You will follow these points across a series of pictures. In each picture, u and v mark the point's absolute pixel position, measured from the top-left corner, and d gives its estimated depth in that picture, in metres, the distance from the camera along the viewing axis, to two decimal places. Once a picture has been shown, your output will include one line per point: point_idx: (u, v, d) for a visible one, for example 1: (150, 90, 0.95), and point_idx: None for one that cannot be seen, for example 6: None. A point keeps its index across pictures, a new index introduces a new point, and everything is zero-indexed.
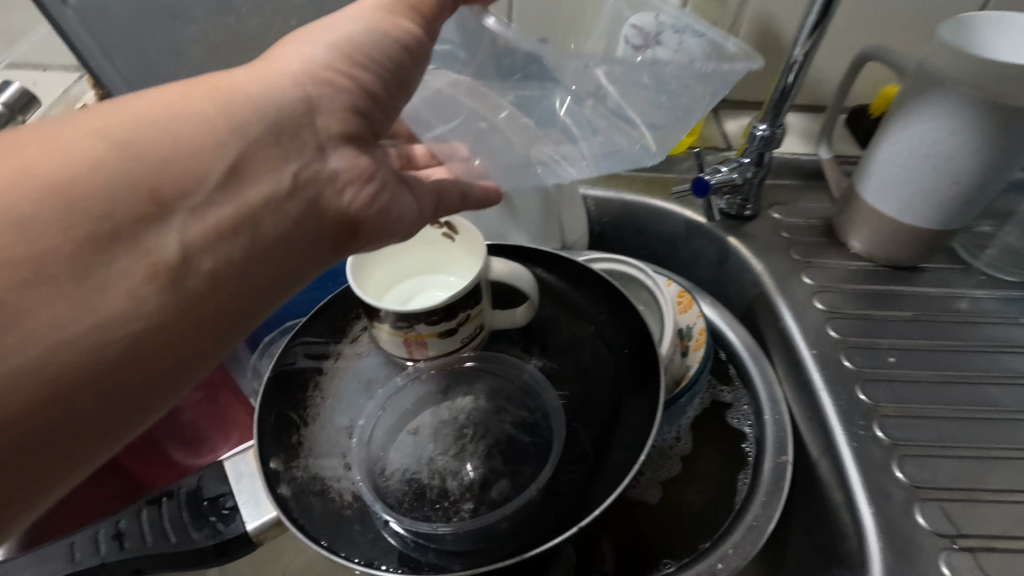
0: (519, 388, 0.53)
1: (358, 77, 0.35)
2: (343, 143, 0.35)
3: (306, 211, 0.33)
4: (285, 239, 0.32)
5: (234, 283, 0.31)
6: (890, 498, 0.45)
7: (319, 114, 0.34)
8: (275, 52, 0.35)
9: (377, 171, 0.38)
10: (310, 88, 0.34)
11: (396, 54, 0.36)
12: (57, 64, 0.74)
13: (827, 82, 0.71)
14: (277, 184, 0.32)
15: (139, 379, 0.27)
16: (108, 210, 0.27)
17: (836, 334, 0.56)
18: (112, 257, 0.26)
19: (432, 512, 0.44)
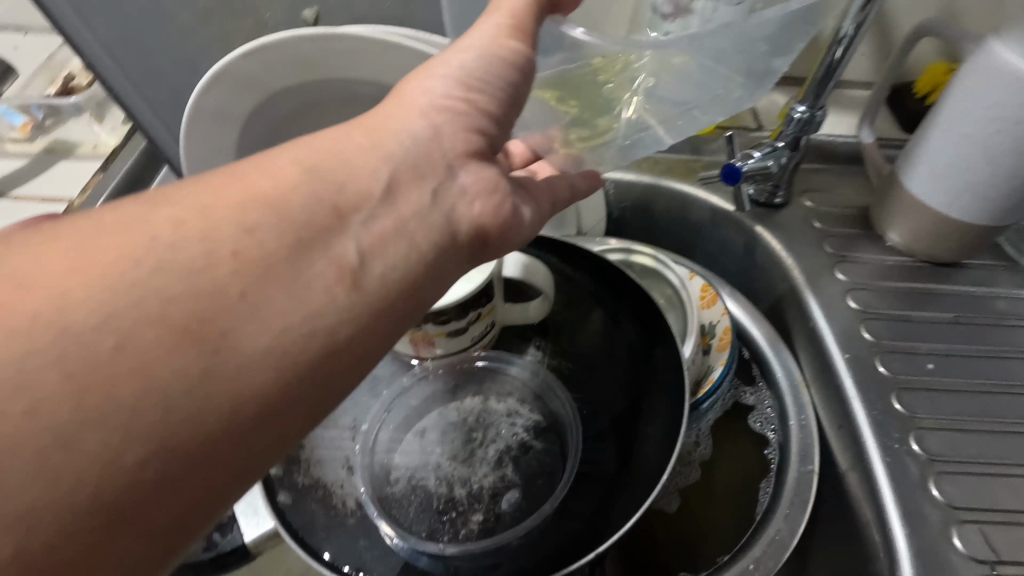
0: (530, 389, 0.50)
1: (469, 99, 0.32)
2: (467, 160, 0.31)
3: (446, 232, 0.30)
4: (431, 266, 0.29)
5: (391, 307, 0.27)
6: (926, 522, 0.42)
7: (445, 138, 0.31)
8: (402, 90, 0.32)
9: (501, 182, 0.33)
10: (435, 119, 0.31)
11: (503, 73, 0.32)
12: (39, 26, 0.69)
13: (870, 56, 0.64)
14: (422, 187, 0.29)
15: (301, 405, 0.25)
16: (306, 228, 0.26)
17: (870, 337, 0.52)
18: (306, 266, 0.25)
19: (440, 523, 0.42)
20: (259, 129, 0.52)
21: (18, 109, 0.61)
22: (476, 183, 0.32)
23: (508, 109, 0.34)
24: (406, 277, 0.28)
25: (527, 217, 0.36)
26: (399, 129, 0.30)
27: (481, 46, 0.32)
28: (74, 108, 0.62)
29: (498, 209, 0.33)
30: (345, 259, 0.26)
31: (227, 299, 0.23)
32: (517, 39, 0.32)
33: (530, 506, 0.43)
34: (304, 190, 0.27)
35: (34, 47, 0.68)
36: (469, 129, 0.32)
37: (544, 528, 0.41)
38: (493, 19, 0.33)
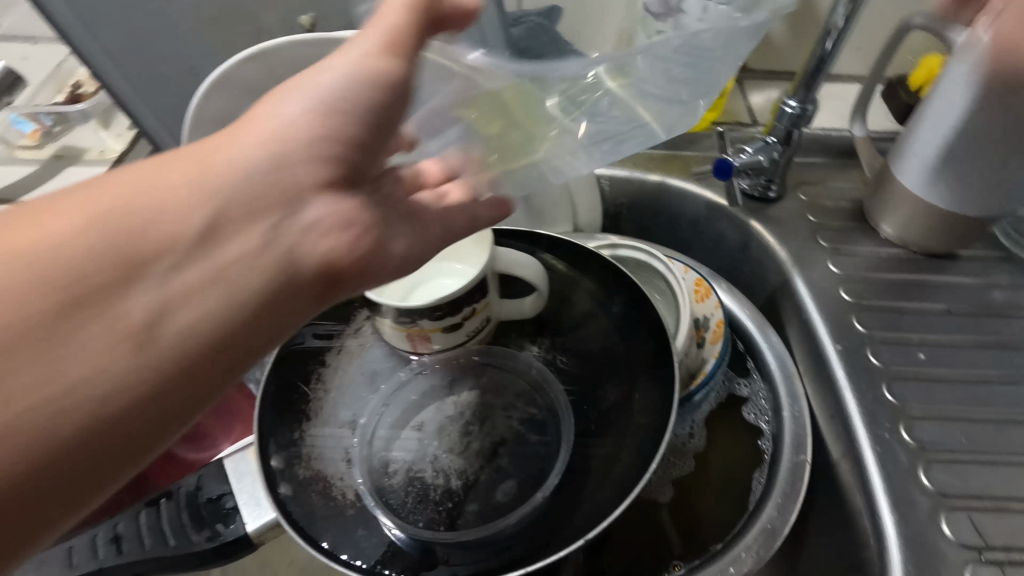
0: (526, 383, 0.51)
1: (306, 132, 0.30)
2: (320, 191, 0.31)
3: (302, 265, 0.30)
4: (273, 290, 0.30)
5: (234, 323, 0.29)
6: (915, 508, 0.43)
7: (297, 163, 0.30)
8: (251, 113, 0.31)
9: (361, 214, 0.32)
10: (287, 138, 0.30)
11: (361, 102, 0.31)
12: (48, 36, 0.70)
13: (862, 50, 0.64)
14: (303, 193, 0.30)
15: (174, 406, 0.27)
16: (182, 250, 0.28)
17: (862, 328, 0.53)
18: (138, 288, 0.27)
19: (437, 513, 0.43)
20: None
21: (26, 116, 0.61)
22: (345, 220, 0.31)
23: (368, 137, 0.33)
24: (264, 295, 0.29)
25: (411, 244, 0.37)
26: (246, 160, 0.29)
27: (341, 74, 0.31)
28: (82, 115, 0.62)
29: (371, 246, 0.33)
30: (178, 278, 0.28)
31: (52, 310, 0.25)
32: (391, 62, 0.32)
33: (525, 496, 0.44)
34: (180, 204, 0.28)
35: (42, 56, 0.69)
36: (317, 158, 0.31)
37: (537, 517, 0.42)
38: (362, 44, 0.31)
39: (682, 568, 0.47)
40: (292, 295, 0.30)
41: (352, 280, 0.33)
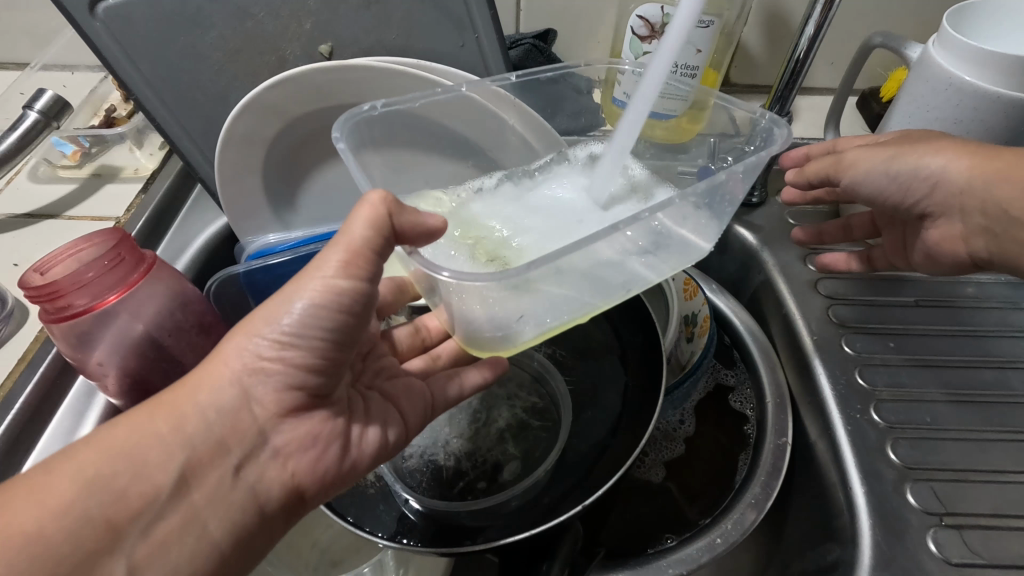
0: (528, 375, 0.56)
1: (288, 356, 0.38)
2: (284, 419, 0.39)
3: (321, 467, 0.40)
4: (316, 468, 0.40)
5: (304, 487, 0.40)
6: (882, 480, 0.47)
7: (254, 401, 0.38)
8: (223, 349, 0.39)
9: (323, 431, 0.41)
10: (246, 382, 0.38)
11: (331, 316, 0.38)
12: (85, 65, 0.76)
13: (835, 65, 0.70)
14: (285, 415, 0.39)
15: (257, 539, 0.38)
16: (238, 444, 0.38)
17: (837, 320, 0.57)
18: (213, 472, 0.37)
19: (450, 491, 0.48)
20: (280, 153, 0.59)
21: (68, 139, 0.66)
22: (320, 435, 0.41)
23: (338, 334, 0.39)
24: (296, 478, 0.39)
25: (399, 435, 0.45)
26: (260, 422, 0.39)
27: (311, 295, 0.37)
28: (117, 137, 0.67)
29: (338, 450, 0.42)
30: (237, 465, 0.38)
31: (147, 496, 0.35)
32: (350, 278, 0.38)
33: (528, 475, 0.49)
34: (228, 406, 0.38)
35: (80, 83, 0.75)
36: (284, 388, 0.38)
37: (540, 492, 0.47)
38: (328, 257, 0.38)
39: (673, 540, 0.50)
40: (323, 433, 0.41)
41: (352, 480, 0.43)
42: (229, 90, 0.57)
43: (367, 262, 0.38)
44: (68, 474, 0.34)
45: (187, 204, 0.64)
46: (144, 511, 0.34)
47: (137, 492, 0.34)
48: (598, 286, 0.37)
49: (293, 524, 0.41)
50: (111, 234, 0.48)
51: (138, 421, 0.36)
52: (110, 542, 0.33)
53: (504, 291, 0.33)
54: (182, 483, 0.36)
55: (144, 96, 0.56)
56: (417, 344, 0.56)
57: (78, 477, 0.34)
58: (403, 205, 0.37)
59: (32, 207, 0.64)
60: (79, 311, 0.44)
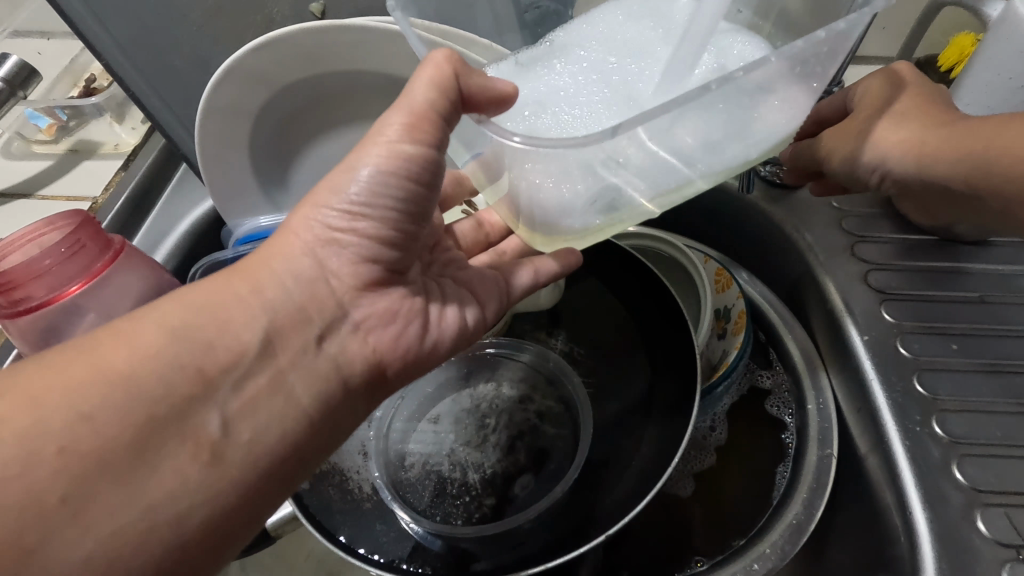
0: (543, 375, 0.50)
1: (361, 228, 0.33)
2: (362, 293, 0.35)
3: (405, 341, 0.36)
4: (398, 344, 0.36)
5: (387, 363, 0.36)
6: (948, 504, 0.41)
7: (329, 274, 0.34)
8: (288, 223, 0.34)
9: (400, 306, 0.37)
10: (320, 254, 0.33)
11: (400, 185, 0.33)
12: (62, 30, 0.71)
13: (889, 29, 0.62)
14: (361, 289, 0.35)
15: (255, 503, 0.31)
16: (318, 313, 0.33)
17: (890, 318, 0.51)
18: (295, 339, 0.33)
19: (456, 507, 0.43)
20: (269, 127, 0.53)
21: (43, 111, 0.61)
22: (399, 309, 0.36)
23: (408, 204, 0.34)
24: (377, 353, 0.35)
25: (478, 320, 0.41)
26: (338, 294, 0.34)
27: (375, 163, 0.32)
28: (95, 109, 0.62)
29: (418, 329, 0.37)
30: (319, 336, 0.33)
31: (94, 465, 0.27)
32: (415, 143, 0.32)
33: (543, 491, 0.44)
34: (304, 274, 0.33)
35: (57, 50, 0.70)
36: (360, 259, 0.34)
37: (558, 511, 0.42)
38: (391, 119, 0.32)
39: (704, 565, 0.46)
40: (401, 306, 0.36)
41: (436, 363, 0.39)
42: (209, 55, 0.51)
43: (432, 126, 0.32)
44: (146, 327, 0.30)
45: (169, 184, 0.59)
46: (231, 368, 0.31)
47: (223, 349, 0.31)
48: (708, 149, 0.30)
49: (376, 406, 0.37)
50: (75, 217, 0.43)
51: (216, 280, 0.33)
52: (200, 394, 0.30)
53: (604, 153, 0.27)
54: (265, 346, 0.32)
55: (113, 57, 0.49)
56: (482, 239, 0.50)
57: (106, 368, 0.28)
58: (472, 67, 0.31)
59: (4, 184, 0.59)
60: (36, 305, 0.39)
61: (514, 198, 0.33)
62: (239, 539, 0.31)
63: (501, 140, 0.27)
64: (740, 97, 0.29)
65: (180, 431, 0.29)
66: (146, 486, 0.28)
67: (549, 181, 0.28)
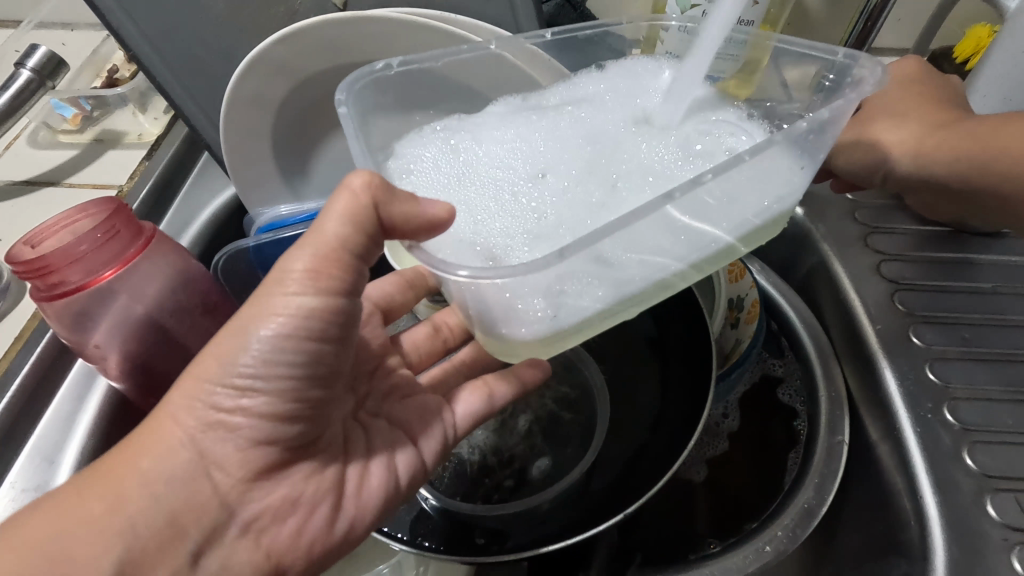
0: (559, 363, 0.51)
1: (248, 403, 0.33)
2: (254, 484, 0.34)
3: (307, 534, 0.36)
4: (297, 542, 0.36)
5: (285, 564, 0.35)
6: (958, 489, 0.42)
7: (214, 471, 0.33)
8: (169, 404, 0.33)
9: (302, 496, 0.36)
10: (200, 441, 0.33)
11: (295, 351, 0.33)
12: (83, 22, 0.72)
13: (904, 21, 0.62)
14: (256, 480, 0.34)
15: None
16: (196, 524, 0.32)
17: (902, 308, 0.52)
18: (166, 563, 0.31)
19: (475, 488, 0.44)
20: (290, 118, 0.54)
21: (67, 101, 0.62)
22: (301, 496, 0.36)
23: (311, 367, 0.34)
24: (273, 557, 0.35)
25: (406, 468, 0.41)
26: (222, 493, 0.33)
27: (282, 317, 0.32)
28: (119, 99, 0.63)
29: (326, 513, 0.37)
30: (195, 553, 0.32)
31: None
32: (317, 294, 0.32)
33: (560, 474, 0.45)
34: (183, 474, 0.32)
35: (79, 42, 0.71)
36: (251, 444, 0.34)
37: (573, 495, 0.43)
38: (293, 263, 0.32)
39: (717, 547, 0.47)
40: (301, 505, 0.36)
41: (349, 543, 0.39)
42: (232, 47, 0.52)
43: (341, 270, 0.32)
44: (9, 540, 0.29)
45: (191, 174, 0.60)
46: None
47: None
48: (667, 250, 0.31)
49: None
50: (108, 204, 0.44)
51: (76, 495, 0.31)
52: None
53: (546, 279, 0.28)
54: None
55: (141, 51, 0.51)
56: (437, 347, 0.50)
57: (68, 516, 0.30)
58: (395, 191, 0.30)
59: (31, 173, 0.60)
60: (73, 289, 0.40)
61: (463, 309, 0.33)
62: None
63: (444, 269, 0.28)
64: (690, 210, 0.29)
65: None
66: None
67: (495, 298, 0.28)
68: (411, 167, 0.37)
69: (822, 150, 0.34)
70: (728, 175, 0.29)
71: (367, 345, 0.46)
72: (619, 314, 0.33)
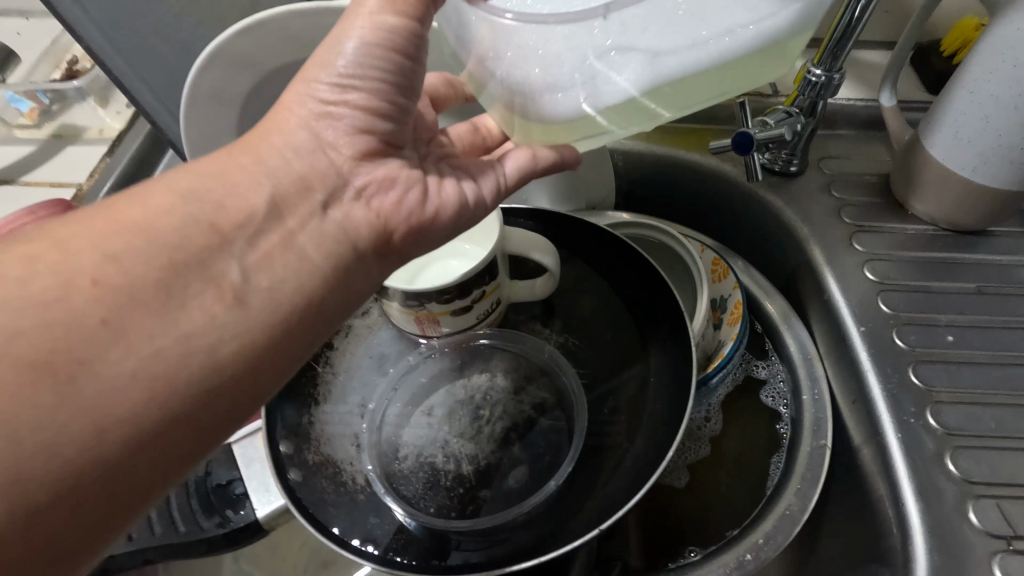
0: (536, 367, 0.50)
1: (351, 100, 0.33)
2: (361, 162, 0.35)
3: (404, 208, 0.36)
4: (399, 210, 0.36)
5: (392, 227, 0.35)
6: (941, 495, 0.41)
7: (327, 146, 0.34)
8: (283, 99, 0.34)
9: (398, 173, 0.36)
10: (317, 127, 0.34)
11: (385, 59, 0.32)
12: (42, 9, 0.68)
13: (894, 13, 0.60)
14: (359, 156, 0.35)
15: (281, 340, 0.30)
16: (320, 182, 0.34)
17: (887, 309, 0.51)
18: (299, 204, 0.33)
19: (448, 497, 0.43)
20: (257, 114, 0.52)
21: (24, 94, 0.59)
22: (397, 177, 0.36)
23: (398, 80, 0.33)
24: (381, 218, 0.35)
25: (472, 196, 0.39)
26: (337, 167, 0.34)
27: (360, 36, 0.31)
28: (79, 92, 0.60)
29: (418, 196, 0.36)
30: (322, 205, 0.34)
31: (90, 324, 0.26)
32: (399, 14, 0.31)
33: (536, 483, 0.44)
34: (303, 148, 0.34)
35: (37, 30, 0.67)
36: (356, 131, 0.34)
37: (550, 505, 0.42)
38: None
39: (696, 554, 0.46)
40: (396, 214, 0.35)
41: (437, 234, 0.38)
42: (195, 38, 0.49)
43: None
44: (158, 195, 0.30)
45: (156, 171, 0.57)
46: (247, 225, 0.31)
47: (235, 209, 0.31)
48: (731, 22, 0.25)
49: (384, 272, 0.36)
50: None
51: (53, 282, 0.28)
52: (219, 245, 0.30)
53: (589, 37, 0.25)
54: (244, 209, 0.32)
55: (96, 42, 0.48)
56: (478, 144, 0.47)
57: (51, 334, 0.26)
58: None
59: None
60: None
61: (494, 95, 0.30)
62: (230, 425, 0.29)
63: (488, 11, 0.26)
64: None
65: (205, 275, 0.29)
66: (182, 318, 0.28)
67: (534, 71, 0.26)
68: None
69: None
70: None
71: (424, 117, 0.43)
72: (672, 102, 0.29)
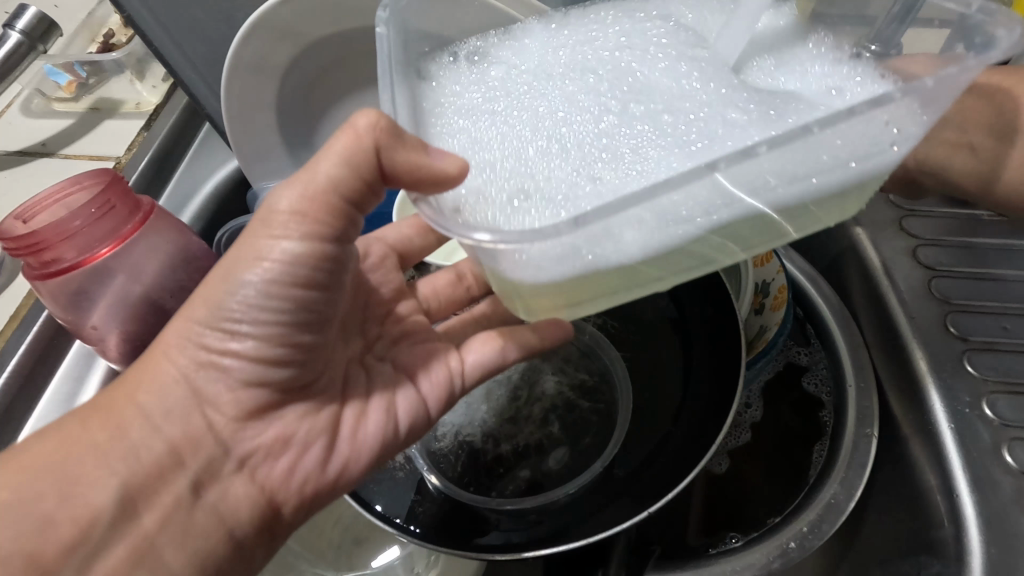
0: (575, 349, 0.49)
1: (243, 345, 0.32)
2: (246, 424, 0.34)
3: (298, 473, 0.35)
4: (296, 476, 0.35)
5: (282, 503, 0.35)
6: (998, 487, 0.40)
7: (209, 405, 0.33)
8: (160, 344, 0.33)
9: (295, 430, 0.35)
10: (197, 380, 0.33)
11: (287, 290, 0.32)
12: None
13: None
14: (246, 416, 0.34)
15: None
16: (194, 458, 0.32)
17: (939, 296, 0.49)
18: (164, 492, 0.31)
19: (488, 478, 0.43)
20: (294, 89, 0.51)
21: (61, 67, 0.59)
22: (293, 436, 0.35)
23: (299, 312, 0.33)
24: (269, 493, 0.34)
25: (402, 426, 0.39)
26: (218, 430, 0.33)
27: (262, 274, 0.31)
28: (115, 65, 0.59)
29: (320, 453, 0.36)
30: (194, 486, 0.32)
31: None
32: (302, 235, 0.31)
33: (577, 465, 0.43)
34: (175, 408, 0.32)
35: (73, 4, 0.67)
36: (242, 383, 0.33)
37: (592, 487, 0.42)
38: (280, 198, 0.30)
39: (738, 541, 0.45)
40: (287, 494, 0.35)
41: (344, 488, 0.37)
42: (235, 9, 0.48)
43: (330, 213, 0.31)
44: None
45: (193, 146, 0.57)
46: (85, 537, 0.29)
47: (74, 511, 0.29)
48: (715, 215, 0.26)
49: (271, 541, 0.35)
50: (101, 176, 0.42)
51: None
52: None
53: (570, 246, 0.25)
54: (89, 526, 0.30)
55: (136, 11, 0.47)
56: (458, 294, 0.47)
57: None
58: (404, 136, 0.28)
59: (27, 142, 0.58)
60: (67, 267, 0.38)
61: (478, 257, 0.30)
62: None
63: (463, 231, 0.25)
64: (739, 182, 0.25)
65: None
66: None
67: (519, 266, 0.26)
68: (437, 101, 0.33)
69: (922, 103, 0.27)
70: (782, 148, 0.25)
71: (378, 291, 0.44)
72: (659, 273, 0.29)
